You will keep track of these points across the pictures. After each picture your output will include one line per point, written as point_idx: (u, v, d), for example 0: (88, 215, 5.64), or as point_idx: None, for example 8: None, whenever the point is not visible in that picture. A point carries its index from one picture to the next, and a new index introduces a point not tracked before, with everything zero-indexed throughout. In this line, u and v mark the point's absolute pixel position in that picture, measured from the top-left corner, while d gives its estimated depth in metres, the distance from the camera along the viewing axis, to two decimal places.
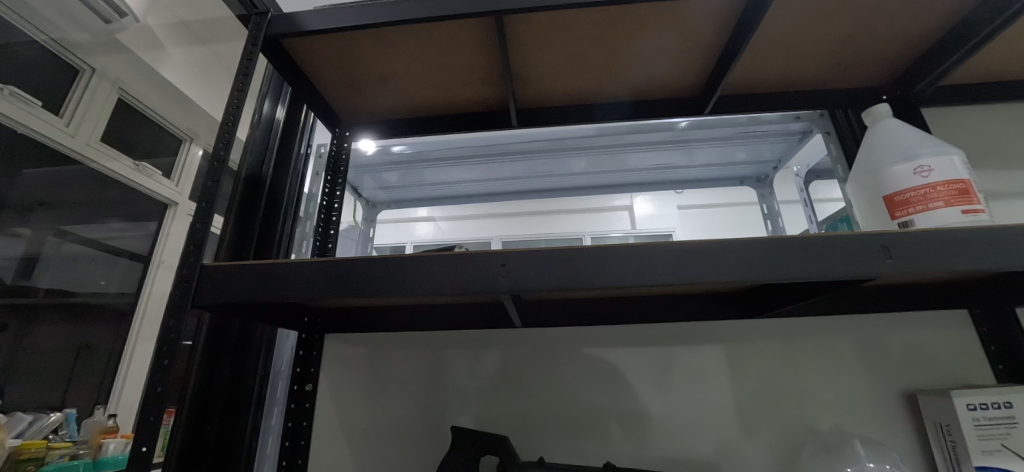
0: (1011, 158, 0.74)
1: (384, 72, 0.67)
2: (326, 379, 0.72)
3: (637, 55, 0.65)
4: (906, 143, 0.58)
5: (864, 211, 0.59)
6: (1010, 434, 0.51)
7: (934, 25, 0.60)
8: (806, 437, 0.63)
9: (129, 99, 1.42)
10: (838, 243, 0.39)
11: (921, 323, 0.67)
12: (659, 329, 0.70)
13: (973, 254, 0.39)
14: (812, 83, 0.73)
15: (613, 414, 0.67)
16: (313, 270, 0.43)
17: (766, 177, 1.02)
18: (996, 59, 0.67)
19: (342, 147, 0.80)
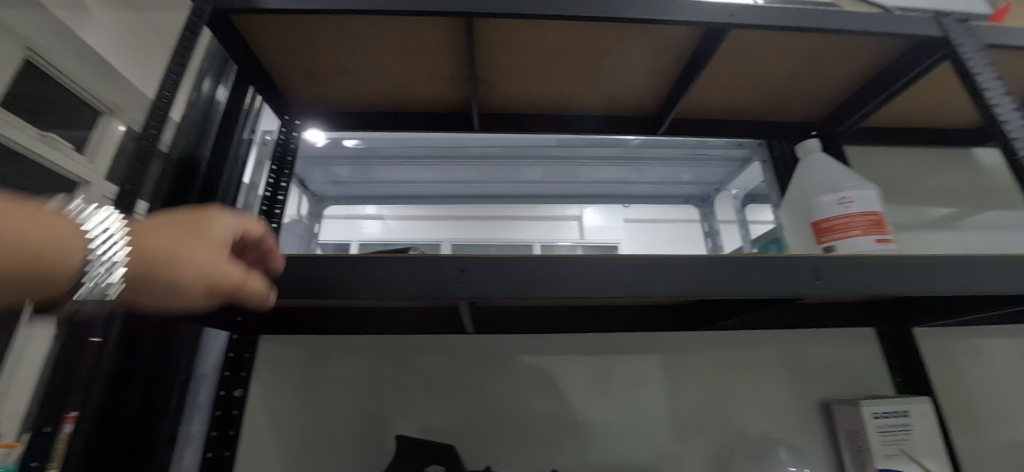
0: (911, 195, 0.84)
1: (344, 62, 0.64)
2: (259, 384, 0.67)
3: (601, 71, 0.67)
4: (830, 177, 0.64)
5: (795, 235, 0.64)
6: (906, 439, 0.58)
7: (859, 73, 0.67)
8: (736, 443, 0.68)
9: None
10: (773, 265, 0.42)
11: (836, 339, 0.74)
12: (608, 338, 0.72)
13: (885, 279, 0.43)
14: (755, 114, 0.79)
15: (560, 422, 0.68)
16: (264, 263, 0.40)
17: (708, 198, 1.09)
18: (904, 108, 0.76)
19: (291, 136, 0.75)
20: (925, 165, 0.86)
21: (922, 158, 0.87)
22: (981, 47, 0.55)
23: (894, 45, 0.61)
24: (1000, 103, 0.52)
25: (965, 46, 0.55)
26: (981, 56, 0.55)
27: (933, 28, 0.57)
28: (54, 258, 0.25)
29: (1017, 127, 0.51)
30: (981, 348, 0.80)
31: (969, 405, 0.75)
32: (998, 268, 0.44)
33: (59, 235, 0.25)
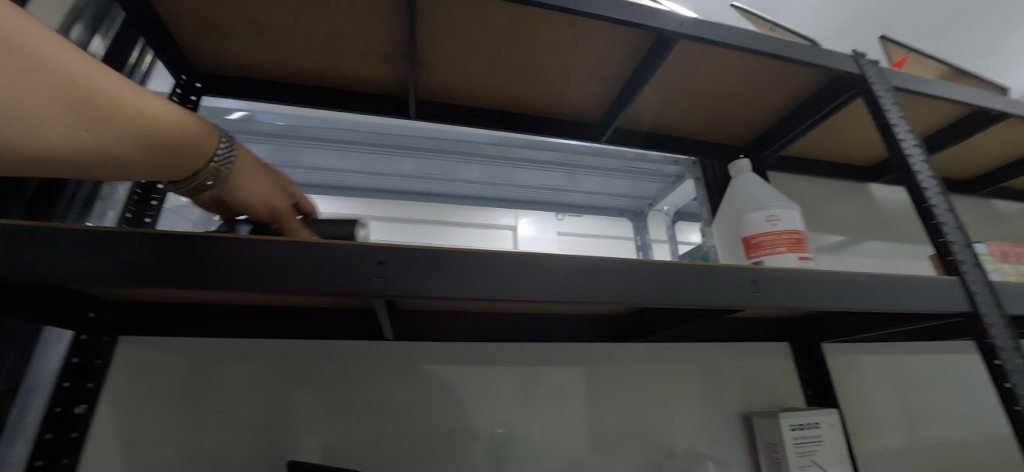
0: (818, 220, 0.92)
1: (259, 19, 0.55)
2: (112, 400, 0.53)
3: (550, 69, 0.65)
4: (759, 196, 0.67)
5: (725, 250, 0.66)
6: (816, 450, 0.62)
7: (785, 101, 0.72)
8: (661, 457, 0.67)
9: None
10: (714, 274, 0.41)
11: (754, 352, 0.77)
12: (541, 347, 0.69)
13: (814, 294, 0.44)
14: (692, 132, 0.82)
15: (487, 439, 0.62)
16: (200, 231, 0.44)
17: (642, 212, 1.11)
18: (817, 140, 0.83)
19: (188, 100, 0.64)
20: (830, 195, 0.95)
21: (828, 189, 0.96)
22: (888, 88, 0.61)
23: (816, 78, 0.66)
24: (905, 139, 0.57)
25: (876, 86, 0.60)
26: (889, 96, 0.61)
27: (852, 66, 0.62)
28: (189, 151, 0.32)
29: (917, 162, 0.56)
30: (868, 362, 0.88)
31: (858, 413, 0.83)
32: (906, 286, 0.47)
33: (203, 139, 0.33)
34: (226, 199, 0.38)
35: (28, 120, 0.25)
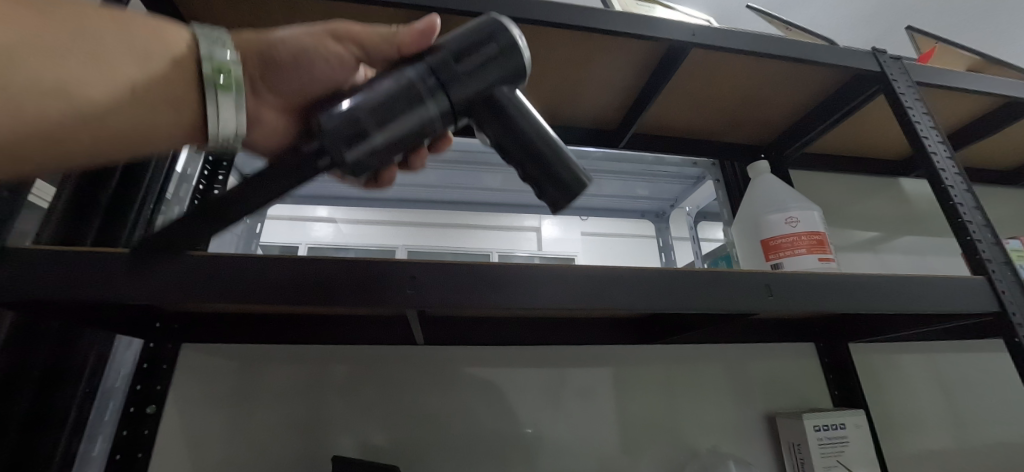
0: (845, 217, 0.91)
1: None
2: (175, 401, 0.59)
3: (566, 81, 0.67)
4: (777, 197, 0.67)
5: (745, 252, 0.66)
6: (842, 451, 0.62)
7: (805, 100, 0.72)
8: (683, 456, 0.68)
9: None
10: (728, 280, 0.43)
11: (779, 353, 0.77)
12: (563, 349, 0.71)
13: (832, 297, 0.45)
14: (709, 134, 0.82)
15: (513, 438, 0.65)
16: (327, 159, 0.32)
17: (663, 213, 1.10)
18: (842, 137, 0.82)
19: None
20: (857, 190, 0.93)
21: (855, 185, 0.94)
22: (911, 84, 0.60)
23: (835, 77, 0.65)
24: (928, 136, 0.57)
25: (898, 82, 0.60)
26: (912, 92, 0.60)
27: (872, 63, 0.61)
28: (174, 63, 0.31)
29: (941, 159, 0.56)
30: (903, 361, 0.86)
31: (893, 414, 0.81)
32: (928, 286, 0.47)
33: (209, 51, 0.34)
34: (280, 56, 0.38)
35: (116, 94, 0.28)
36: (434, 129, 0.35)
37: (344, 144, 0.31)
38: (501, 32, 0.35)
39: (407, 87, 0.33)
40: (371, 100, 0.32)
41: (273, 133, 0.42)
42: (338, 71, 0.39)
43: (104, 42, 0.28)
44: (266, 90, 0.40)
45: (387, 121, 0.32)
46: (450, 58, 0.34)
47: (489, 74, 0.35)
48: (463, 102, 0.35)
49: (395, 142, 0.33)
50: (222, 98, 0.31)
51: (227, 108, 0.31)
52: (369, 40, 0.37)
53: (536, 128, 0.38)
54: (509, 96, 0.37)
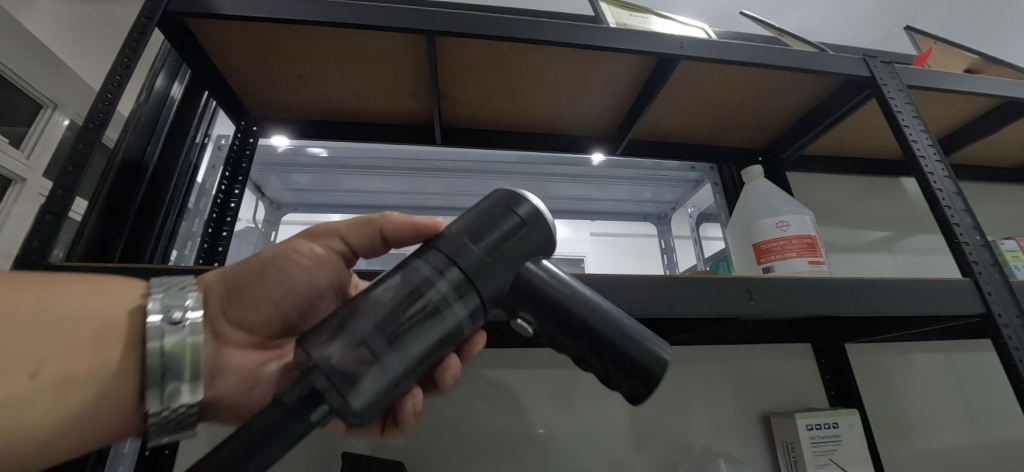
0: (846, 218, 0.91)
1: (305, 71, 0.63)
2: None
3: (563, 92, 0.69)
4: (770, 201, 0.68)
5: (740, 256, 0.67)
6: (835, 450, 0.64)
7: (801, 104, 0.73)
8: (682, 455, 0.70)
9: None
10: (713, 285, 0.45)
11: (778, 354, 0.78)
12: (564, 352, 0.73)
13: (816, 301, 0.46)
14: (706, 138, 0.84)
15: (515, 437, 0.67)
16: (325, 399, 0.23)
17: (665, 215, 1.11)
18: (840, 138, 0.83)
19: (247, 142, 0.73)
20: (859, 191, 0.94)
21: (857, 186, 0.94)
22: (902, 89, 0.61)
23: (828, 83, 0.67)
24: (916, 141, 0.58)
25: (888, 87, 0.61)
26: (903, 96, 0.61)
27: (863, 68, 0.62)
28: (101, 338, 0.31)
29: (930, 162, 0.57)
30: (909, 362, 0.86)
31: (899, 414, 0.81)
32: (912, 289, 0.49)
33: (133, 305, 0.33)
34: (230, 292, 0.40)
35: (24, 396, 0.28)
36: (458, 336, 0.28)
37: (349, 384, 0.23)
38: (523, 202, 0.32)
39: (423, 284, 0.27)
40: (379, 311, 0.25)
41: (234, 389, 0.45)
42: (312, 278, 0.42)
43: (48, 327, 0.29)
44: (228, 332, 0.43)
45: (400, 338, 0.25)
46: (476, 233, 0.30)
47: (514, 256, 0.31)
48: (490, 296, 0.30)
49: (411, 366, 0.26)
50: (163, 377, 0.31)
51: (181, 394, 0.31)
52: (354, 239, 0.39)
53: (592, 305, 0.31)
54: (545, 273, 0.32)
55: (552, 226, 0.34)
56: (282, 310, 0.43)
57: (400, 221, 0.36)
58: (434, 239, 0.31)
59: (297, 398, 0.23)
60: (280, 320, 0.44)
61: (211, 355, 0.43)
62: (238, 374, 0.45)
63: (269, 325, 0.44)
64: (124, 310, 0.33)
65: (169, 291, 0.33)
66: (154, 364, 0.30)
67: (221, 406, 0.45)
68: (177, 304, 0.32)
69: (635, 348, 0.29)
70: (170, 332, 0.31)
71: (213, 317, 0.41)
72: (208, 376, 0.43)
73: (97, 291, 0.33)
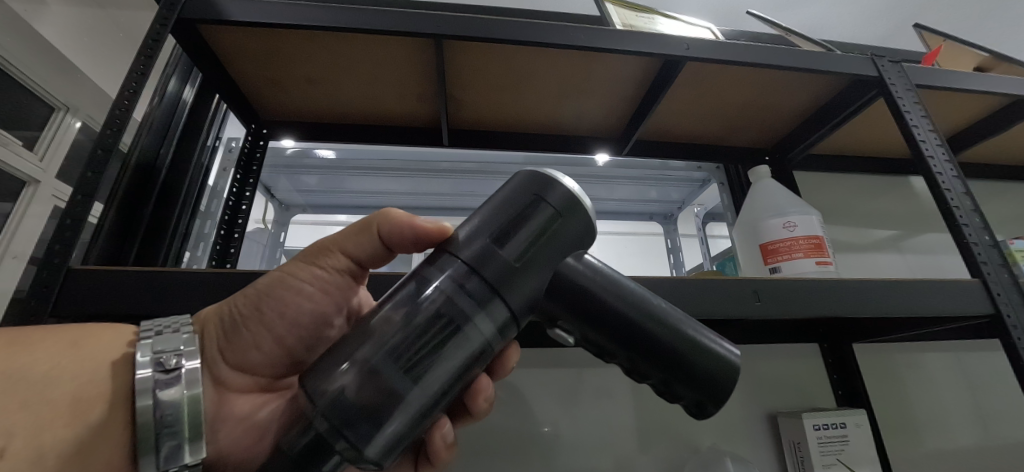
0: (854, 218, 0.91)
1: (313, 75, 0.64)
2: None
3: (568, 94, 0.70)
4: (776, 202, 0.69)
5: (746, 256, 0.67)
6: (842, 450, 0.64)
7: (807, 104, 0.72)
8: (688, 454, 0.70)
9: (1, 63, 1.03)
10: (720, 287, 0.45)
11: (785, 353, 0.78)
12: (570, 352, 0.74)
13: (823, 302, 0.46)
14: (713, 138, 0.84)
15: (522, 437, 0.68)
16: (336, 450, 0.25)
17: (671, 215, 1.11)
18: (847, 137, 0.82)
19: (257, 145, 0.74)
20: (866, 190, 0.93)
21: (865, 184, 0.94)
22: (910, 88, 0.61)
23: (834, 82, 0.67)
24: (925, 141, 0.58)
25: (896, 87, 0.61)
26: (910, 96, 0.61)
27: (870, 68, 0.62)
28: (83, 399, 0.32)
29: (939, 163, 0.57)
30: (917, 362, 0.85)
31: (906, 415, 0.80)
32: (919, 290, 0.49)
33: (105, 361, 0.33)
34: (238, 332, 0.41)
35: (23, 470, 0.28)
36: (487, 352, 0.28)
37: (364, 425, 0.24)
38: (555, 188, 0.30)
39: (440, 303, 0.26)
40: (390, 343, 0.26)
41: (241, 440, 0.43)
42: (314, 300, 0.43)
43: (26, 395, 0.30)
44: (229, 376, 0.43)
45: (416, 366, 0.26)
46: (502, 233, 0.28)
47: (549, 254, 0.29)
48: (521, 305, 0.29)
49: (435, 394, 0.26)
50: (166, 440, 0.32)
51: (181, 455, 0.32)
52: (352, 248, 0.40)
53: (648, 309, 0.32)
54: (588, 269, 0.32)
55: (591, 212, 0.31)
56: (284, 340, 0.44)
57: (397, 216, 0.36)
58: (449, 242, 0.29)
59: (303, 449, 0.25)
60: (284, 354, 0.45)
61: (213, 404, 0.42)
62: (242, 423, 0.44)
63: (271, 363, 0.45)
64: (108, 362, 0.34)
65: (159, 337, 0.34)
66: (147, 423, 0.31)
67: (227, 461, 0.43)
68: (169, 353, 0.33)
69: (697, 355, 0.32)
70: (165, 388, 0.32)
71: (213, 362, 0.42)
72: (209, 427, 0.42)
73: (75, 346, 0.33)
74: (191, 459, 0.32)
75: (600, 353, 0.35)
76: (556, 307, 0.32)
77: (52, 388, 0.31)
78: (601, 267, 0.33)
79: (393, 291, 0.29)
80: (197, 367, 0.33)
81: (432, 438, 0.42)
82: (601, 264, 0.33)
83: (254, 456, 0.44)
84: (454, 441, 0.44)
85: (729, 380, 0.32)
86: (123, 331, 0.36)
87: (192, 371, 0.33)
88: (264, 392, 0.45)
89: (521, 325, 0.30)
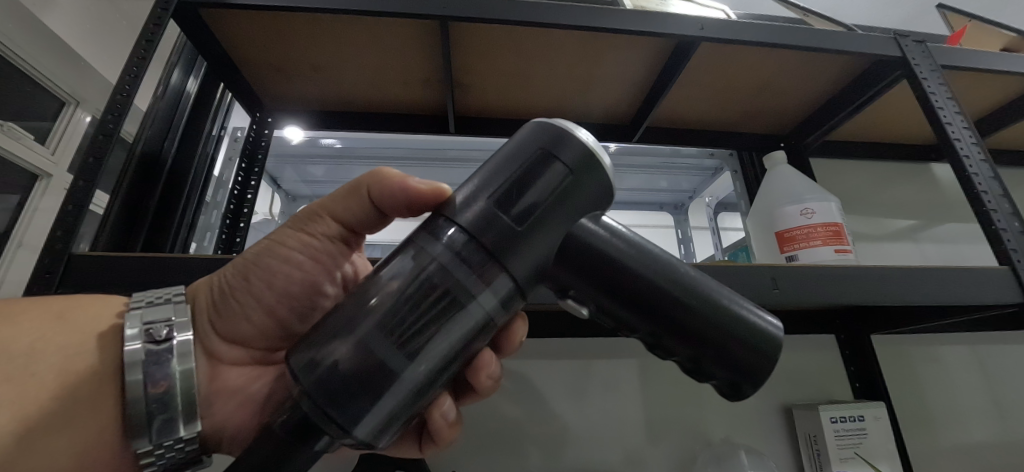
0: (871, 206, 0.88)
1: (318, 61, 0.63)
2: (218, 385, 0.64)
3: (577, 80, 0.68)
4: (793, 187, 0.67)
5: (761, 244, 0.66)
6: (860, 443, 0.62)
7: (827, 86, 0.70)
8: (701, 446, 0.69)
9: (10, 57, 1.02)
10: (737, 273, 0.44)
11: (800, 345, 0.76)
12: (578, 342, 0.73)
13: (844, 289, 0.45)
14: (724, 124, 0.81)
15: (532, 427, 0.67)
16: (324, 429, 0.24)
17: (682, 205, 1.09)
18: (865, 122, 0.80)
19: (262, 133, 0.74)
20: (884, 178, 0.90)
21: (883, 172, 0.91)
22: (935, 68, 0.59)
23: (855, 63, 0.64)
24: (951, 122, 0.55)
25: (920, 67, 0.58)
26: (935, 76, 0.58)
27: (893, 48, 0.59)
28: (73, 372, 0.31)
29: (965, 145, 0.54)
30: (935, 354, 0.83)
31: (924, 408, 0.78)
32: (945, 277, 0.47)
33: (94, 335, 0.33)
34: (230, 304, 0.40)
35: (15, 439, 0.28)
36: (488, 325, 0.27)
37: (349, 394, 0.23)
38: (567, 145, 0.28)
39: (435, 272, 0.25)
40: (381, 315, 0.25)
41: (234, 416, 0.41)
42: (303, 269, 0.42)
43: (17, 377, 0.29)
44: (221, 349, 0.41)
45: (410, 341, 0.24)
46: (507, 193, 0.27)
47: (557, 219, 0.28)
48: (526, 274, 0.27)
49: (432, 369, 0.25)
50: (157, 420, 0.31)
51: (176, 429, 0.31)
52: (342, 212, 0.39)
53: (673, 276, 0.31)
54: (605, 231, 0.31)
55: (607, 171, 0.30)
56: (276, 313, 0.42)
57: (387, 176, 0.34)
58: (446, 205, 0.28)
59: (291, 425, 0.25)
60: (277, 326, 0.43)
61: (205, 378, 0.40)
62: (235, 398, 0.42)
63: (264, 337, 0.43)
64: (95, 335, 0.33)
65: (149, 308, 0.33)
66: (138, 398, 0.31)
67: (222, 436, 0.41)
68: (159, 325, 0.32)
69: (722, 323, 0.30)
70: (157, 361, 0.31)
71: (204, 333, 0.40)
72: (204, 402, 0.40)
73: (62, 318, 0.33)
74: (186, 433, 0.32)
75: (619, 327, 0.33)
76: (570, 274, 0.31)
77: (42, 364, 0.31)
78: (621, 232, 0.31)
79: (388, 259, 0.28)
80: (189, 338, 0.33)
81: (431, 418, 0.41)
82: (622, 228, 0.32)
83: (249, 432, 0.41)
84: (457, 421, 0.43)
85: (764, 351, 0.30)
86: (114, 301, 0.36)
87: (184, 343, 0.33)
88: (258, 366, 0.44)
89: (526, 295, 0.29)
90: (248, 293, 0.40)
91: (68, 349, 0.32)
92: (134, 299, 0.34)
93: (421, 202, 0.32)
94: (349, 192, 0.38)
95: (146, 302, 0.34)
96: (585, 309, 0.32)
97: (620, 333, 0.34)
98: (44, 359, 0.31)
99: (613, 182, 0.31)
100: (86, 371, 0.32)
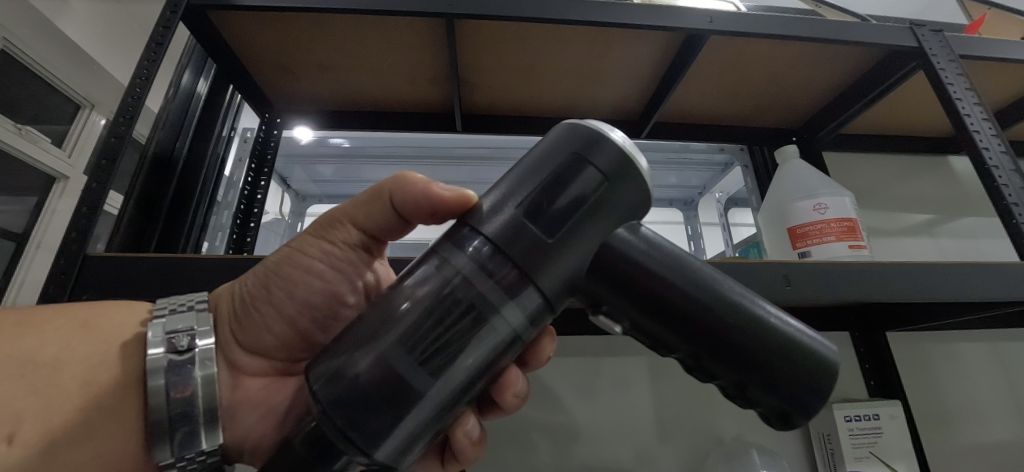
0: (887, 201, 0.86)
1: (323, 60, 0.63)
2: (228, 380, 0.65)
3: (584, 75, 0.68)
4: (805, 183, 0.66)
5: (773, 241, 0.64)
6: (875, 442, 0.62)
7: (840, 79, 0.68)
8: (712, 445, 0.68)
9: (30, 62, 1.05)
10: (754, 269, 0.43)
11: None
12: (587, 340, 0.72)
13: (859, 286, 0.44)
14: (735, 118, 0.80)
15: (543, 426, 0.67)
16: (344, 450, 0.24)
17: (692, 201, 1.08)
18: (880, 115, 0.78)
19: (271, 134, 0.74)
20: (899, 172, 0.89)
21: (899, 166, 0.89)
22: (953, 59, 0.57)
23: (869, 54, 0.62)
24: (970, 115, 0.54)
25: (938, 58, 0.57)
26: (954, 67, 0.56)
27: (910, 38, 0.58)
28: (97, 382, 0.32)
29: (985, 137, 0.53)
30: (953, 351, 0.82)
31: (942, 407, 0.77)
32: (964, 274, 0.46)
33: (118, 344, 0.34)
34: (250, 315, 0.40)
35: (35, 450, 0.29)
36: (516, 341, 0.27)
37: (370, 416, 0.23)
38: (602, 148, 0.27)
39: (460, 287, 0.25)
40: (404, 329, 0.25)
41: (255, 427, 0.42)
42: (324, 277, 0.42)
43: (35, 386, 0.30)
44: (242, 360, 0.42)
45: (434, 358, 0.24)
46: (537, 201, 0.26)
47: (588, 230, 0.28)
48: (555, 289, 0.27)
49: (455, 389, 0.25)
50: (174, 427, 0.31)
51: (198, 442, 0.32)
52: (362, 218, 0.39)
53: (710, 290, 0.30)
54: (643, 243, 0.31)
55: (644, 175, 0.28)
56: (297, 322, 0.43)
57: (411, 183, 0.34)
58: (471, 213, 0.28)
59: (310, 447, 0.25)
60: (299, 336, 0.43)
61: (227, 388, 0.41)
62: (258, 410, 0.42)
63: (285, 347, 0.43)
64: (119, 344, 0.34)
65: (171, 317, 0.34)
66: (160, 403, 0.31)
67: (243, 446, 0.42)
68: (182, 333, 0.33)
69: (770, 345, 0.29)
70: (179, 369, 0.32)
71: (225, 343, 0.41)
72: (227, 414, 0.41)
73: (87, 327, 0.34)
74: (208, 445, 0.32)
75: (652, 343, 0.33)
76: (604, 287, 0.30)
77: (68, 374, 0.32)
78: (656, 242, 0.31)
79: (412, 268, 0.28)
80: (211, 346, 0.34)
81: (456, 435, 0.41)
82: (656, 238, 0.32)
83: (269, 444, 0.43)
84: (480, 438, 0.43)
85: (816, 377, 0.29)
86: (140, 308, 0.37)
87: (206, 350, 0.33)
88: (279, 376, 0.44)
89: (555, 310, 0.28)
90: (269, 302, 0.40)
91: (94, 359, 0.33)
92: (157, 306, 0.34)
93: (444, 209, 0.32)
94: (371, 201, 0.37)
95: (171, 310, 0.34)
96: (617, 326, 0.32)
97: (652, 348, 0.34)
98: (72, 368, 0.32)
99: (651, 190, 0.30)
100: (110, 381, 0.32)
